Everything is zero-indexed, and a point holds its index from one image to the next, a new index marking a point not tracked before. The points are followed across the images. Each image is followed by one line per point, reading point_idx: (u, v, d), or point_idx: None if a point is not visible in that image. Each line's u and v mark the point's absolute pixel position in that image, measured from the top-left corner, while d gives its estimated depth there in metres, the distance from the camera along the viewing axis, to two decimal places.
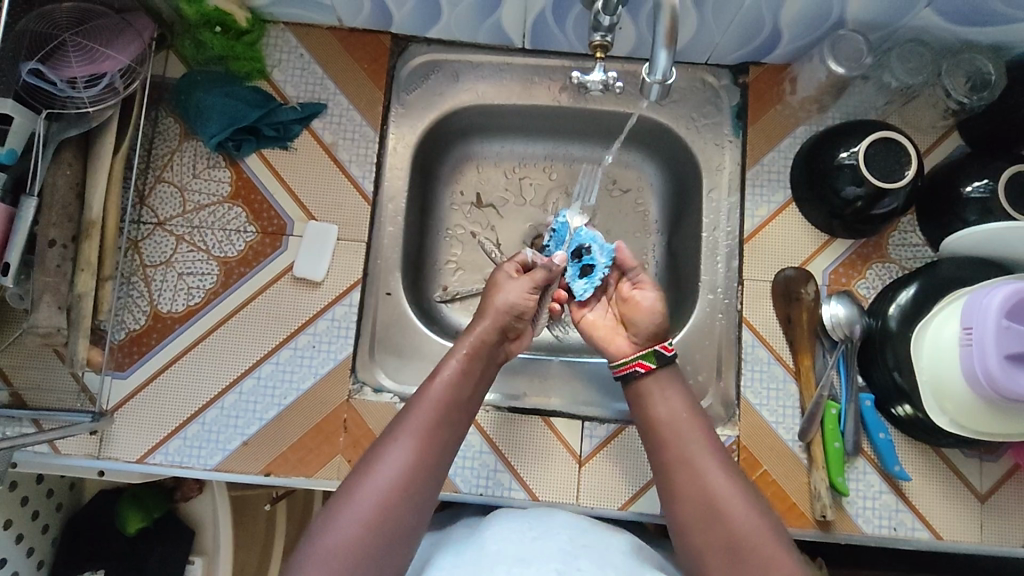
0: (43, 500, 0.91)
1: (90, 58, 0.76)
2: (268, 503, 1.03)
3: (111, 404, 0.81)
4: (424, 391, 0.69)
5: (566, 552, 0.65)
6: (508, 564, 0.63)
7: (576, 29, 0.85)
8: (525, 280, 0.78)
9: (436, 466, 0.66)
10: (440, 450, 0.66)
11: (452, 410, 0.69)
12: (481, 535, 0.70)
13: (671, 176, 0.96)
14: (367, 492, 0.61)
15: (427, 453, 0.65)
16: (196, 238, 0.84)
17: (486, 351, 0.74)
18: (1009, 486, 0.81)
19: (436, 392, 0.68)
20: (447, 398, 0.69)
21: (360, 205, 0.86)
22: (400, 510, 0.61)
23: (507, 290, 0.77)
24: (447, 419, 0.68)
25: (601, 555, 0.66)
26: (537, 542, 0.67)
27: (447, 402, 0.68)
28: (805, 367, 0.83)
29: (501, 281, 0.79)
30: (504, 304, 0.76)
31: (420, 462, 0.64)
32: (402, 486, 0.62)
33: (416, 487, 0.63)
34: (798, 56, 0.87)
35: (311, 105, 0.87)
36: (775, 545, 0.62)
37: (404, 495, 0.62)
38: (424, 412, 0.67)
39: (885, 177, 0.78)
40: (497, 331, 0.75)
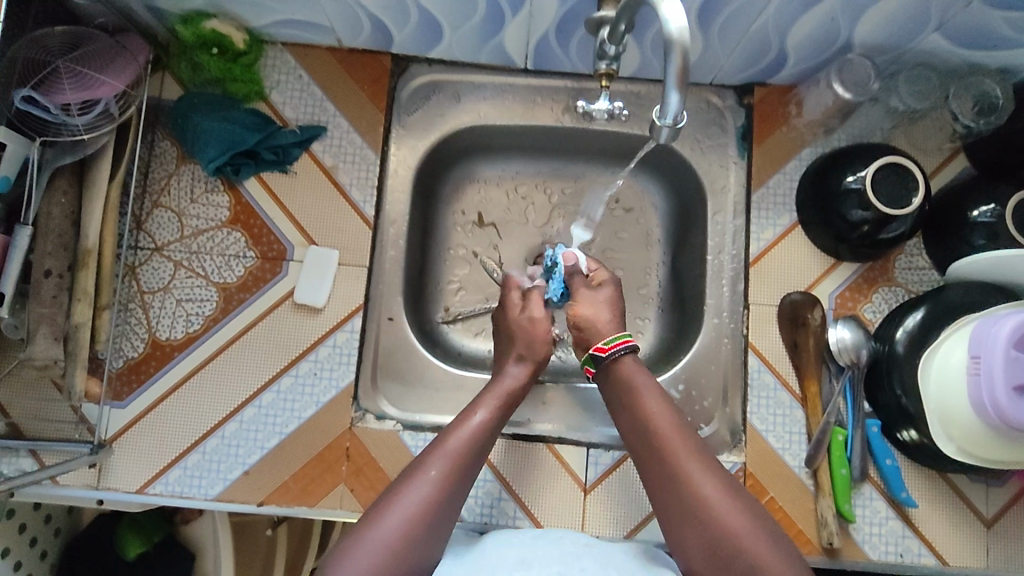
0: (41, 526, 0.91)
1: (85, 84, 0.75)
2: (269, 528, 1.01)
3: (109, 435, 0.79)
4: (452, 427, 0.68)
5: (568, 554, 0.64)
6: (509, 565, 0.61)
7: (580, 52, 0.84)
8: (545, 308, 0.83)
9: (457, 503, 0.63)
10: (467, 482, 0.65)
11: (481, 450, 0.67)
12: (478, 544, 0.67)
13: (675, 197, 0.95)
14: (384, 526, 0.59)
15: (451, 490, 0.63)
16: (195, 265, 0.83)
17: (513, 395, 0.75)
18: (1014, 512, 0.81)
19: (466, 430, 0.68)
20: (477, 436, 0.68)
21: (360, 229, 0.85)
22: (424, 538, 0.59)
23: (532, 321, 0.81)
24: (475, 457, 0.66)
25: (604, 557, 0.64)
26: (539, 547, 0.66)
27: (481, 438, 0.68)
28: (811, 393, 0.82)
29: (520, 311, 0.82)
30: (536, 337, 0.80)
31: (444, 499, 0.62)
32: (422, 521, 0.60)
33: (436, 523, 0.61)
34: (804, 79, 0.86)
35: (310, 128, 0.86)
36: (762, 544, 0.58)
37: (424, 530, 0.60)
38: (451, 448, 0.66)
39: (892, 203, 0.77)
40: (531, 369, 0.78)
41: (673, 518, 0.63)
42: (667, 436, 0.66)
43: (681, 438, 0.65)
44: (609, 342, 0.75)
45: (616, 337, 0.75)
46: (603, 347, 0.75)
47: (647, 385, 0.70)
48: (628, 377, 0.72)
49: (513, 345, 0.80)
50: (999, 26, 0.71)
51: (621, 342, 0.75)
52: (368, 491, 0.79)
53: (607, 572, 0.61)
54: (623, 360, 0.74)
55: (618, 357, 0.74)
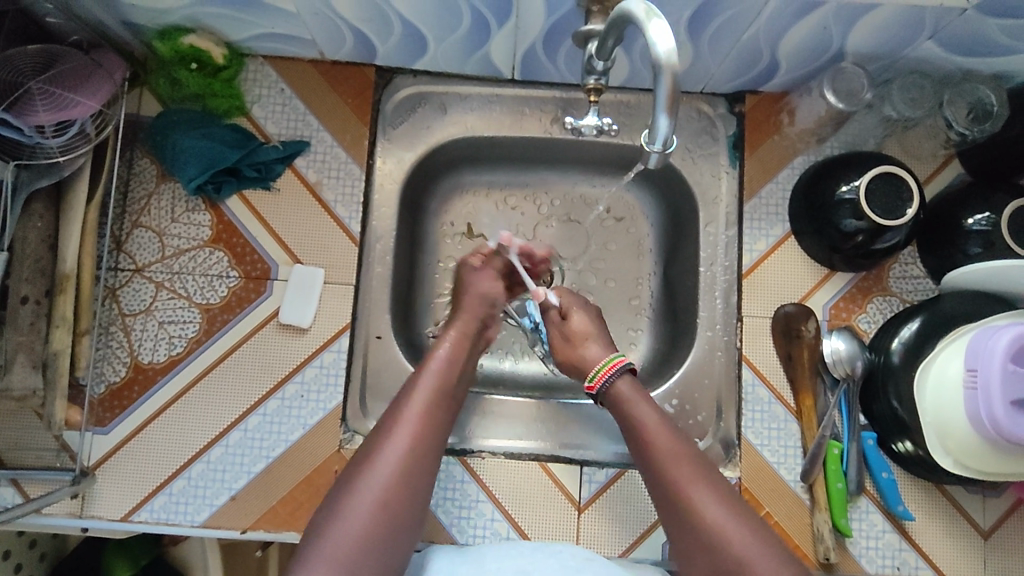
0: (25, 552, 0.90)
1: (58, 105, 0.72)
2: (260, 549, 0.99)
3: (92, 461, 0.78)
4: (403, 408, 0.66)
5: (569, 569, 0.64)
6: None
7: (567, 63, 0.82)
8: (491, 272, 0.82)
9: (420, 486, 0.63)
10: (435, 435, 0.67)
11: (435, 429, 0.67)
12: (477, 551, 0.68)
13: (666, 207, 0.93)
14: (347, 523, 0.58)
15: (411, 475, 0.62)
16: (177, 285, 0.81)
17: (457, 360, 0.73)
18: (1013, 521, 0.81)
19: (416, 410, 0.66)
20: (427, 411, 0.67)
21: (346, 246, 0.83)
22: (401, 500, 0.61)
23: (476, 283, 0.81)
24: (430, 436, 0.66)
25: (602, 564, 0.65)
26: (538, 558, 0.65)
27: (439, 389, 0.69)
28: (807, 407, 0.81)
29: (475, 273, 0.82)
30: (479, 299, 0.80)
31: (404, 484, 0.62)
32: (386, 510, 0.60)
33: (400, 511, 0.61)
34: (795, 86, 0.85)
35: (293, 144, 0.84)
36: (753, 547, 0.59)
37: (392, 515, 0.60)
38: (406, 433, 0.64)
39: (887, 213, 0.76)
40: (475, 324, 0.78)
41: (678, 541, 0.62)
42: (667, 464, 0.65)
43: (684, 453, 0.65)
44: (598, 373, 0.74)
45: (603, 364, 0.74)
46: (591, 384, 0.74)
47: (647, 415, 0.69)
48: (625, 406, 0.71)
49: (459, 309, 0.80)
50: (993, 33, 0.70)
51: (609, 368, 0.73)
52: None
53: None
54: (619, 388, 0.72)
55: (613, 383, 0.73)
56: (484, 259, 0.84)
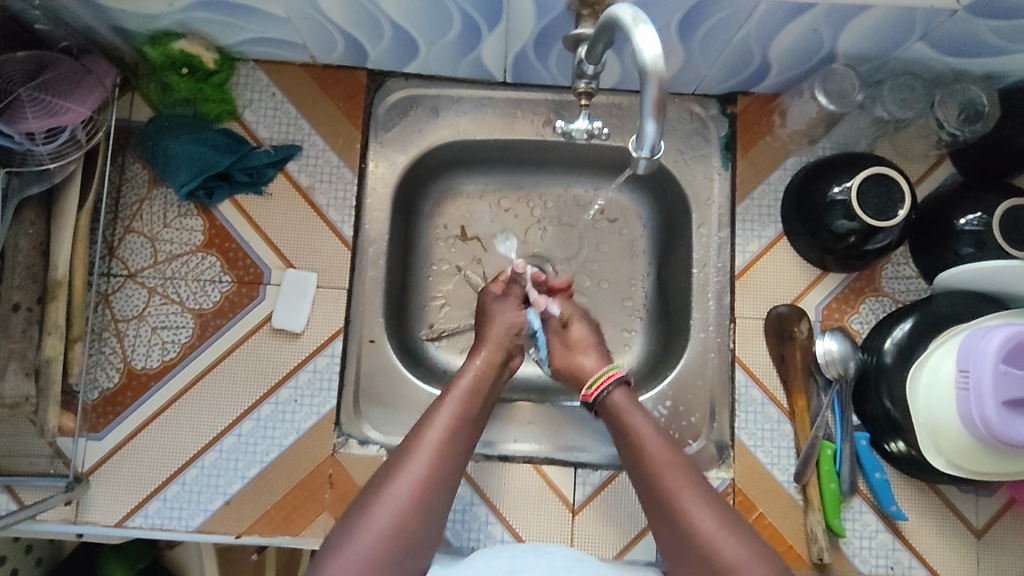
0: (21, 557, 0.90)
1: (49, 111, 0.72)
2: (255, 552, 0.98)
3: (86, 467, 0.78)
4: (422, 431, 0.67)
5: (559, 568, 0.63)
6: None
7: (559, 65, 0.82)
8: (515, 303, 0.83)
9: (437, 508, 0.63)
10: (456, 459, 0.67)
11: (455, 452, 0.67)
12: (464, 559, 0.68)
13: (659, 208, 0.94)
14: (357, 542, 0.58)
15: (427, 496, 0.62)
16: (169, 291, 0.81)
17: (482, 387, 0.74)
18: (1006, 520, 0.81)
19: (438, 431, 0.67)
20: (449, 435, 0.67)
21: (339, 250, 0.83)
22: (418, 520, 0.61)
23: (498, 312, 0.82)
24: (449, 458, 0.66)
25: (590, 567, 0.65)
26: (528, 559, 0.65)
27: (461, 416, 0.69)
28: (800, 408, 0.81)
29: (497, 304, 0.83)
30: (502, 328, 0.80)
31: (418, 503, 0.62)
32: (399, 528, 0.60)
33: (413, 531, 0.60)
34: (787, 87, 0.85)
35: (284, 148, 0.83)
36: (733, 544, 0.59)
37: (406, 533, 0.60)
38: (423, 457, 0.64)
39: (879, 215, 0.76)
40: (501, 352, 0.79)
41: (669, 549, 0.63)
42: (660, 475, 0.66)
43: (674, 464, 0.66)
44: (595, 382, 0.75)
45: (600, 375, 0.76)
46: (589, 392, 0.76)
47: (643, 427, 0.70)
48: (623, 418, 0.72)
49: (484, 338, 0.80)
50: (983, 34, 0.70)
51: (606, 378, 0.75)
52: None
53: None
54: (614, 398, 0.74)
55: (608, 390, 0.74)
56: (503, 287, 0.85)
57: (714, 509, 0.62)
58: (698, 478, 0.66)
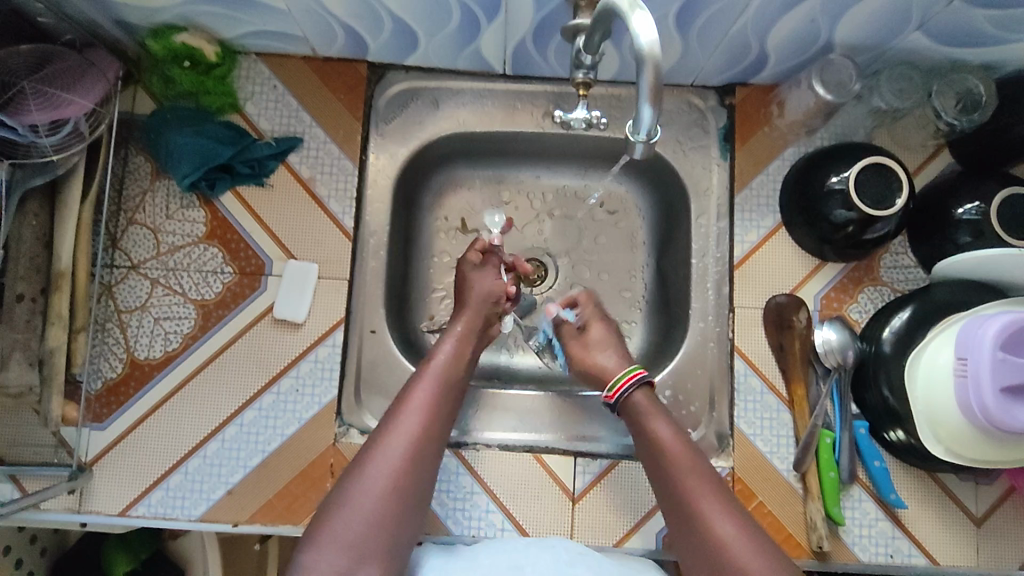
0: (26, 547, 0.92)
1: (52, 104, 0.72)
2: (258, 542, 1.01)
3: (90, 457, 0.78)
4: (407, 396, 0.70)
5: (561, 562, 0.65)
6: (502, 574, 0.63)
7: (557, 57, 0.82)
8: (493, 273, 0.84)
9: (421, 478, 0.67)
10: (442, 423, 0.70)
11: (437, 423, 0.70)
12: (471, 550, 0.69)
13: (657, 200, 0.94)
14: (354, 506, 0.63)
15: (410, 466, 0.66)
16: (172, 282, 0.82)
17: (460, 355, 0.76)
18: (1004, 509, 0.81)
19: (421, 397, 0.70)
20: (433, 400, 0.70)
21: (340, 242, 0.84)
22: (407, 483, 0.65)
23: (479, 282, 0.83)
24: (430, 427, 0.69)
25: (597, 562, 0.66)
26: (531, 552, 0.67)
27: (444, 382, 0.72)
28: (799, 396, 0.81)
29: (478, 273, 0.84)
30: (481, 296, 0.82)
31: (403, 474, 0.65)
32: (387, 501, 0.63)
33: (405, 492, 0.65)
34: (785, 78, 0.85)
35: (286, 140, 0.84)
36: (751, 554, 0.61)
37: (399, 496, 0.64)
38: (410, 422, 0.68)
39: (877, 204, 0.76)
40: (477, 320, 0.80)
41: (683, 549, 0.65)
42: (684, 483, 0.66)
43: (690, 464, 0.67)
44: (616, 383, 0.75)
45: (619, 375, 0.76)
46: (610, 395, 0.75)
47: (661, 430, 0.71)
48: (644, 422, 0.72)
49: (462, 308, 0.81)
50: (981, 23, 0.70)
51: (625, 380, 0.75)
52: None
53: None
54: (635, 399, 0.74)
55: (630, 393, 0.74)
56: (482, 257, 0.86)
57: (733, 519, 0.63)
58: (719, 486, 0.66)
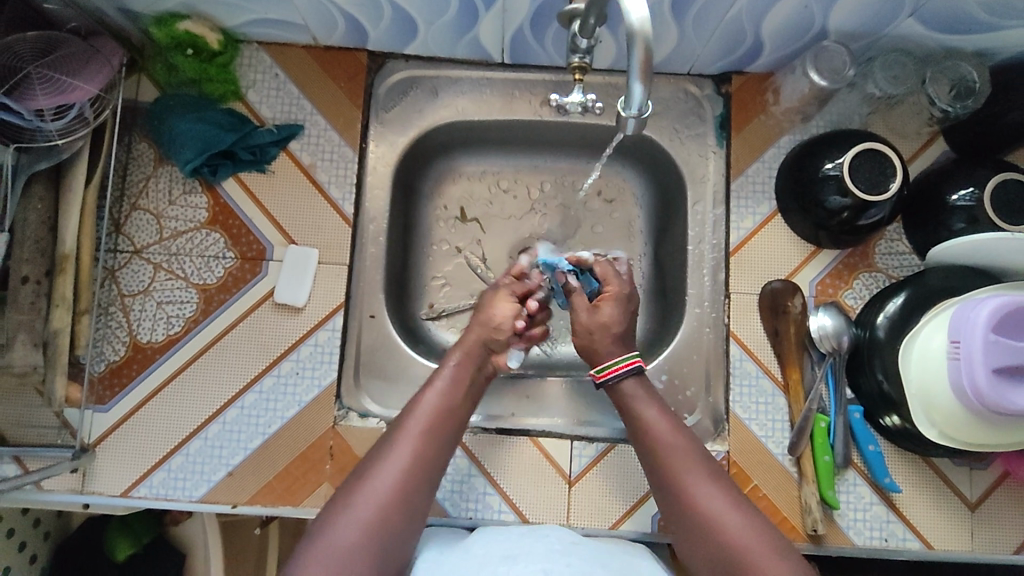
0: (29, 531, 0.93)
1: (57, 88, 0.74)
2: (257, 527, 1.01)
3: (93, 438, 0.79)
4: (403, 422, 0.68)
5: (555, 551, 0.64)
6: (494, 564, 0.62)
7: (555, 44, 0.83)
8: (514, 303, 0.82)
9: (412, 513, 0.63)
10: (440, 449, 0.68)
11: (432, 455, 0.67)
12: (466, 545, 0.69)
13: (654, 188, 0.95)
14: (340, 533, 0.60)
15: (399, 501, 0.63)
16: (174, 266, 0.83)
17: (461, 379, 0.74)
18: (999, 493, 0.81)
19: (417, 423, 0.68)
20: (429, 426, 0.68)
21: (340, 227, 0.85)
22: (399, 510, 0.62)
23: (495, 307, 0.81)
24: (422, 460, 0.66)
25: (590, 552, 0.66)
26: (526, 543, 0.66)
27: (442, 408, 0.70)
28: (794, 380, 0.82)
29: (493, 296, 0.83)
30: (489, 318, 0.80)
31: (389, 510, 0.62)
32: (374, 529, 0.61)
33: (395, 520, 0.62)
34: (780, 66, 0.86)
35: (287, 127, 0.85)
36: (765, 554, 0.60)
37: (387, 523, 0.62)
38: (404, 448, 0.66)
39: (871, 189, 0.77)
40: (480, 347, 0.77)
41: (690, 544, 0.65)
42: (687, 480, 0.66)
43: (679, 450, 0.68)
44: (603, 368, 0.75)
45: (612, 362, 0.76)
46: (597, 375, 0.76)
47: (654, 418, 0.71)
48: (634, 407, 0.73)
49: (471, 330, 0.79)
50: (973, 9, 0.71)
51: (622, 365, 0.75)
52: None
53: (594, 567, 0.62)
54: (623, 387, 0.75)
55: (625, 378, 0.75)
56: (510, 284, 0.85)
57: (743, 513, 0.63)
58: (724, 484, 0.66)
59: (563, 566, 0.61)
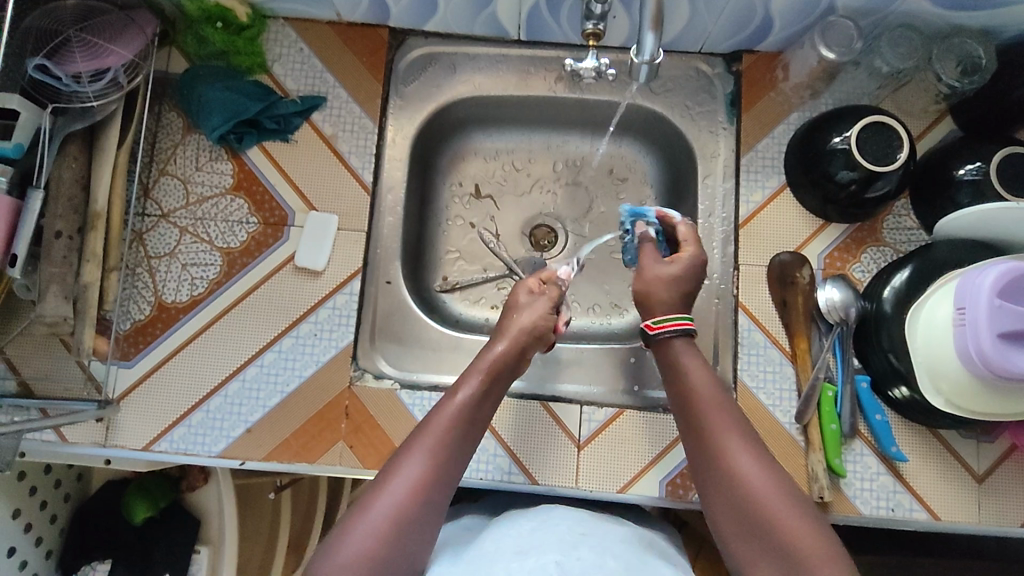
0: (51, 490, 0.95)
1: (93, 53, 0.78)
2: (272, 491, 1.06)
3: (117, 393, 0.82)
4: (422, 432, 0.66)
5: (565, 542, 0.66)
6: (507, 560, 0.63)
7: (569, 20, 0.86)
8: (543, 302, 0.80)
9: (424, 524, 0.61)
10: (457, 461, 0.65)
11: (447, 466, 0.64)
12: (477, 543, 0.69)
13: (665, 166, 0.97)
14: (352, 544, 0.58)
15: (415, 510, 0.61)
16: (200, 230, 0.86)
17: (487, 389, 0.70)
18: (1006, 467, 0.82)
19: (435, 434, 0.65)
20: (447, 438, 0.65)
21: (359, 194, 0.88)
22: (413, 523, 0.60)
23: (529, 312, 0.78)
24: (442, 466, 0.64)
25: (600, 544, 0.67)
26: (536, 535, 0.68)
27: (461, 418, 0.67)
28: (802, 350, 0.83)
29: (532, 302, 0.80)
30: (530, 324, 0.77)
31: (408, 514, 0.60)
32: (386, 543, 0.59)
33: (408, 533, 0.60)
34: (789, 44, 0.88)
35: (310, 98, 0.88)
36: (808, 539, 0.58)
37: (400, 536, 0.60)
38: (420, 460, 0.63)
39: (879, 161, 0.78)
40: (518, 350, 0.75)
41: (715, 498, 0.64)
42: (722, 441, 0.65)
43: (714, 396, 0.68)
44: (661, 320, 0.74)
45: (675, 317, 0.74)
46: (653, 325, 0.74)
47: (694, 367, 0.70)
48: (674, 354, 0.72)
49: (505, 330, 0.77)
50: None
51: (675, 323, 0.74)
52: (367, 449, 0.81)
53: (606, 563, 0.63)
54: (671, 342, 0.73)
55: (672, 337, 0.73)
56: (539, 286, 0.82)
57: (788, 503, 0.60)
58: (770, 460, 0.64)
59: (575, 559, 0.62)
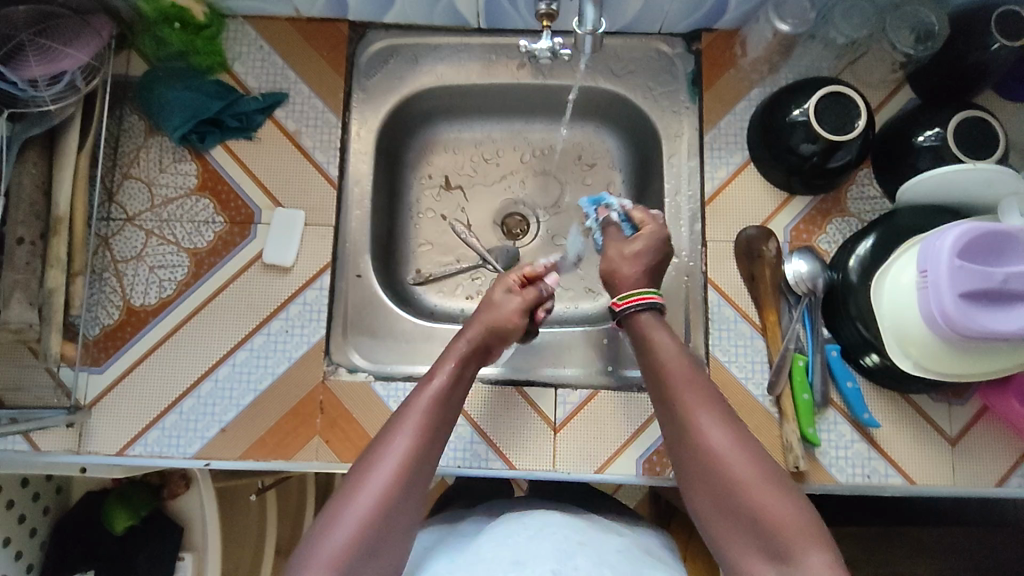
0: (29, 504, 0.94)
1: (49, 57, 0.76)
2: (254, 493, 1.07)
3: (88, 399, 0.81)
4: (400, 422, 0.65)
5: (562, 550, 0.64)
6: (503, 569, 0.61)
7: (527, 6, 0.87)
8: (519, 301, 0.78)
9: (407, 511, 0.60)
10: (436, 447, 0.65)
11: (427, 453, 0.64)
12: (472, 543, 0.68)
13: (632, 148, 0.98)
14: (337, 535, 0.58)
15: (398, 498, 0.60)
16: (165, 232, 0.85)
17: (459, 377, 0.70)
18: (979, 428, 0.83)
19: (414, 422, 0.64)
20: (425, 426, 0.65)
21: (325, 189, 0.88)
22: (397, 510, 0.60)
23: (506, 307, 0.77)
24: (421, 458, 0.63)
25: (597, 552, 0.66)
26: (531, 540, 0.66)
27: (437, 405, 0.66)
28: (771, 322, 0.84)
29: (505, 298, 0.78)
30: (501, 320, 0.76)
31: (389, 507, 0.59)
32: (372, 532, 0.58)
33: (394, 521, 0.59)
34: (746, 20, 0.89)
35: (272, 95, 0.88)
36: (774, 498, 0.59)
37: (385, 525, 0.59)
38: (400, 448, 0.62)
39: (837, 130, 0.79)
40: (482, 346, 0.74)
41: (688, 472, 0.63)
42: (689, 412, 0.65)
43: (680, 367, 0.68)
44: (628, 295, 0.76)
45: (639, 291, 0.76)
46: (619, 302, 0.76)
47: (667, 345, 0.70)
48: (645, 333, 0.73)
49: (478, 322, 0.76)
50: None
51: (639, 297, 0.75)
52: (343, 444, 0.81)
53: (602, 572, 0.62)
54: (640, 318, 0.74)
55: (639, 311, 0.75)
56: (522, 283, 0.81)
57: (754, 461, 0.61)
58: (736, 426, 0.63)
59: (572, 569, 0.61)
